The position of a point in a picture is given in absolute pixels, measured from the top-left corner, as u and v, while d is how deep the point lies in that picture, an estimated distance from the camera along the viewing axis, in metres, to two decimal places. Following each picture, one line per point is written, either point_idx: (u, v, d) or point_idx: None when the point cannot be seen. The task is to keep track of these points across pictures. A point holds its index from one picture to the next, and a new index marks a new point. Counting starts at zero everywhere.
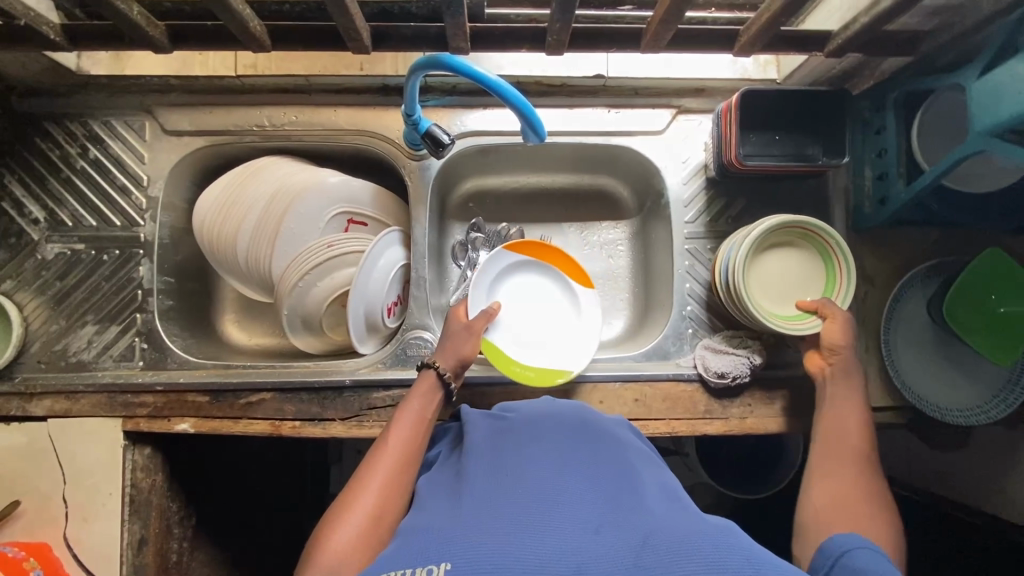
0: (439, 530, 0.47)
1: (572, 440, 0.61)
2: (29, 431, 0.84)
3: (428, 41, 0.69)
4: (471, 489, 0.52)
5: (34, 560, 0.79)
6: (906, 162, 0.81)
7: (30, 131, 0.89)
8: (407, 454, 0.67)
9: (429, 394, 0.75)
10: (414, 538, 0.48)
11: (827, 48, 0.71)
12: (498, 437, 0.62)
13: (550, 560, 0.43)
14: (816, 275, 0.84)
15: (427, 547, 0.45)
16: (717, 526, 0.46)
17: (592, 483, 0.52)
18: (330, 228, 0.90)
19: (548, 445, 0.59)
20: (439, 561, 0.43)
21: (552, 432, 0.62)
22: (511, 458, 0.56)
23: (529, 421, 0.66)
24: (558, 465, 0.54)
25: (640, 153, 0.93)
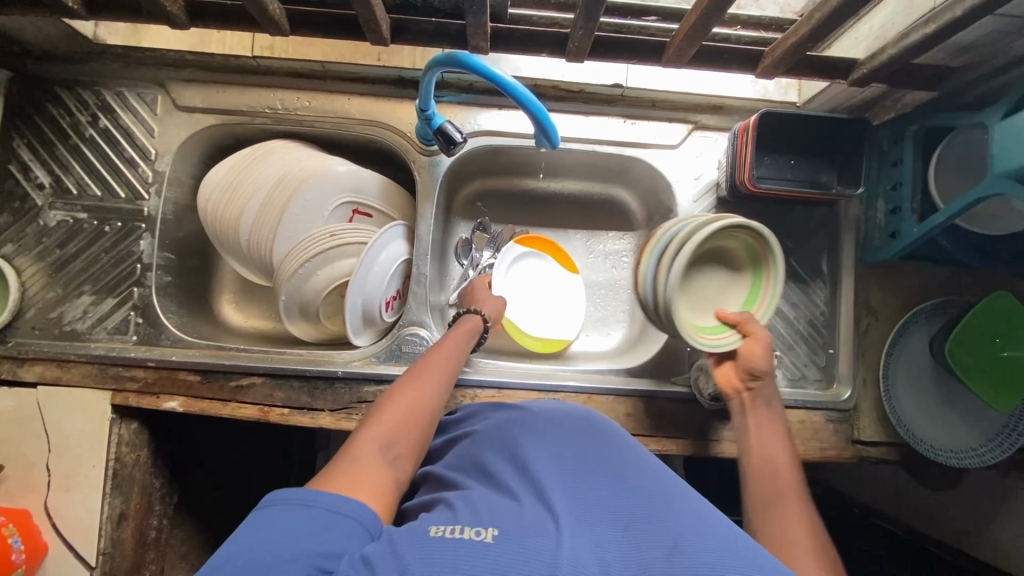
0: (483, 508, 0.48)
1: (604, 427, 0.61)
2: (18, 397, 0.83)
3: (447, 38, 0.68)
4: (517, 469, 0.53)
5: (13, 526, 0.79)
6: (920, 197, 0.80)
7: (42, 96, 0.89)
8: (449, 369, 0.71)
9: (469, 334, 0.78)
10: (456, 507, 0.49)
11: (851, 77, 0.70)
12: (547, 421, 0.63)
13: (585, 543, 0.43)
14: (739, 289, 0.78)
15: (470, 516, 0.47)
16: (756, 550, 0.44)
17: (635, 482, 0.52)
18: (334, 216, 0.89)
19: (582, 432, 0.60)
20: (486, 526, 0.45)
21: (600, 427, 0.62)
22: (557, 444, 0.57)
23: (560, 410, 0.65)
24: (607, 459, 0.55)
25: (653, 167, 0.92)
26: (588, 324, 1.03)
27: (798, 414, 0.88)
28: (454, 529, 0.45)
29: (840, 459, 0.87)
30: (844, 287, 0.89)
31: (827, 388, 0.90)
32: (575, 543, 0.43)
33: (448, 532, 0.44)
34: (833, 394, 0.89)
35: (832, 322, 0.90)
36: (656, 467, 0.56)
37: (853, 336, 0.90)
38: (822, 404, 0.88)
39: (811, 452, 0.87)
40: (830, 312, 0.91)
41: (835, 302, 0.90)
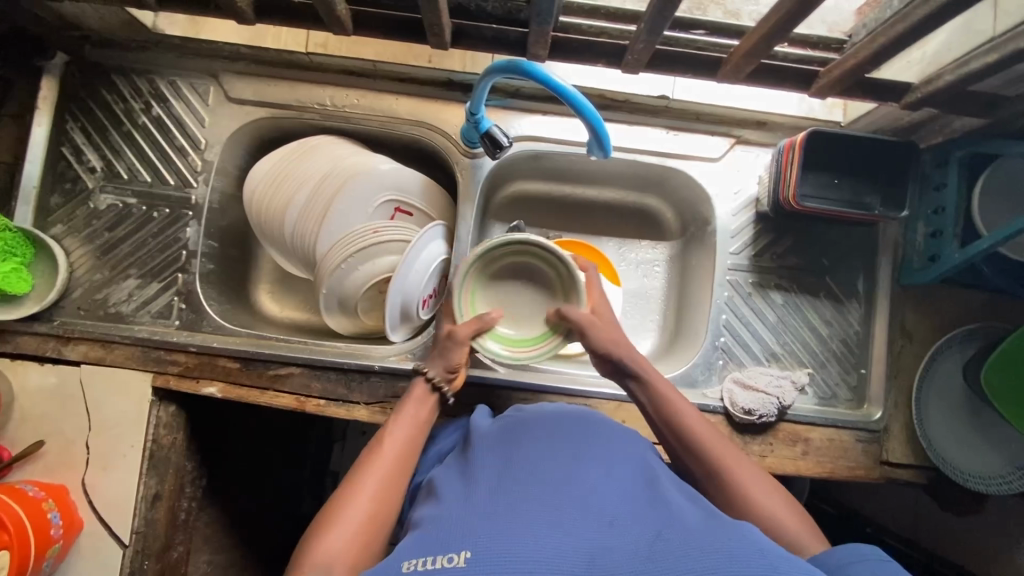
0: (453, 519, 0.48)
1: (582, 429, 0.61)
2: (61, 374, 0.85)
3: (505, 44, 0.69)
4: (483, 478, 0.53)
5: (52, 501, 0.80)
6: (963, 223, 0.80)
7: (97, 81, 0.91)
8: (403, 461, 0.65)
9: (422, 401, 0.72)
10: (429, 526, 0.49)
11: (904, 100, 0.70)
12: (507, 425, 0.63)
13: (568, 547, 0.43)
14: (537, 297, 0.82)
15: (442, 536, 0.46)
16: (737, 535, 0.45)
17: (608, 477, 0.53)
18: (377, 214, 0.90)
19: (557, 435, 0.59)
20: (458, 549, 0.44)
21: (565, 421, 0.63)
22: (520, 448, 0.57)
23: (552, 412, 0.66)
24: (579, 460, 0.54)
25: (693, 179, 0.93)
26: None
27: (828, 432, 0.88)
28: (429, 556, 0.44)
29: (867, 480, 0.87)
30: (879, 308, 0.91)
31: (858, 408, 0.90)
32: (556, 552, 0.43)
33: (424, 563, 0.44)
34: (864, 414, 0.89)
35: (865, 342, 0.91)
36: (628, 460, 0.57)
37: (886, 357, 0.90)
38: (853, 423, 0.88)
39: (838, 470, 0.87)
40: (864, 332, 0.91)
41: (869, 322, 0.91)
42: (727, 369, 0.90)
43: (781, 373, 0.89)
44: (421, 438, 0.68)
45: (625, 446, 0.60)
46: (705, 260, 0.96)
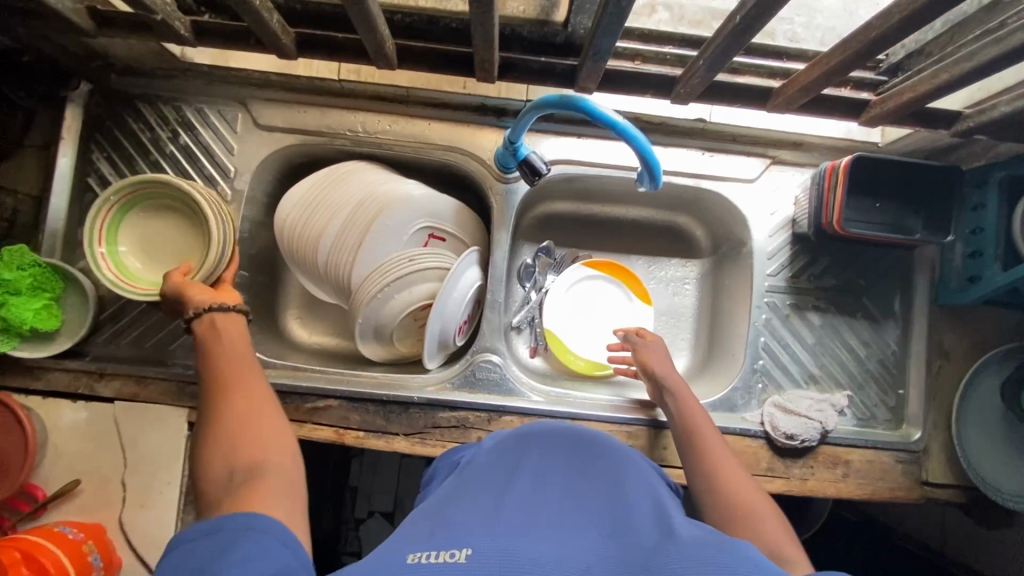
0: (457, 525, 0.47)
1: (589, 463, 0.61)
2: (93, 410, 0.84)
3: (553, 77, 0.68)
4: (484, 494, 0.53)
5: (92, 543, 0.78)
6: (1005, 245, 0.79)
7: (123, 110, 0.89)
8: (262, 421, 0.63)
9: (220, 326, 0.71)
10: (433, 528, 0.48)
11: (955, 128, 0.70)
12: (508, 451, 0.64)
13: (563, 560, 0.43)
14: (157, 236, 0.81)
15: (447, 536, 0.45)
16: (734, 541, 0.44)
17: (614, 505, 0.52)
18: (411, 241, 0.89)
19: (561, 468, 0.60)
20: (461, 546, 0.43)
21: (568, 449, 0.64)
22: (522, 474, 0.57)
23: (559, 439, 0.66)
24: (585, 493, 0.54)
25: (729, 201, 0.92)
26: None
27: (868, 453, 0.88)
28: (430, 551, 0.43)
29: (908, 501, 0.87)
30: (917, 328, 0.91)
31: (896, 429, 0.90)
32: (555, 562, 0.42)
33: (428, 555, 0.42)
34: (903, 435, 0.89)
35: (902, 363, 0.91)
36: (634, 486, 0.57)
37: (924, 378, 0.90)
38: (894, 444, 0.88)
39: (879, 492, 0.87)
40: (901, 352, 0.91)
41: (907, 343, 0.91)
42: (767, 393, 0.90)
43: (821, 396, 0.89)
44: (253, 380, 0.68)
45: (632, 478, 0.60)
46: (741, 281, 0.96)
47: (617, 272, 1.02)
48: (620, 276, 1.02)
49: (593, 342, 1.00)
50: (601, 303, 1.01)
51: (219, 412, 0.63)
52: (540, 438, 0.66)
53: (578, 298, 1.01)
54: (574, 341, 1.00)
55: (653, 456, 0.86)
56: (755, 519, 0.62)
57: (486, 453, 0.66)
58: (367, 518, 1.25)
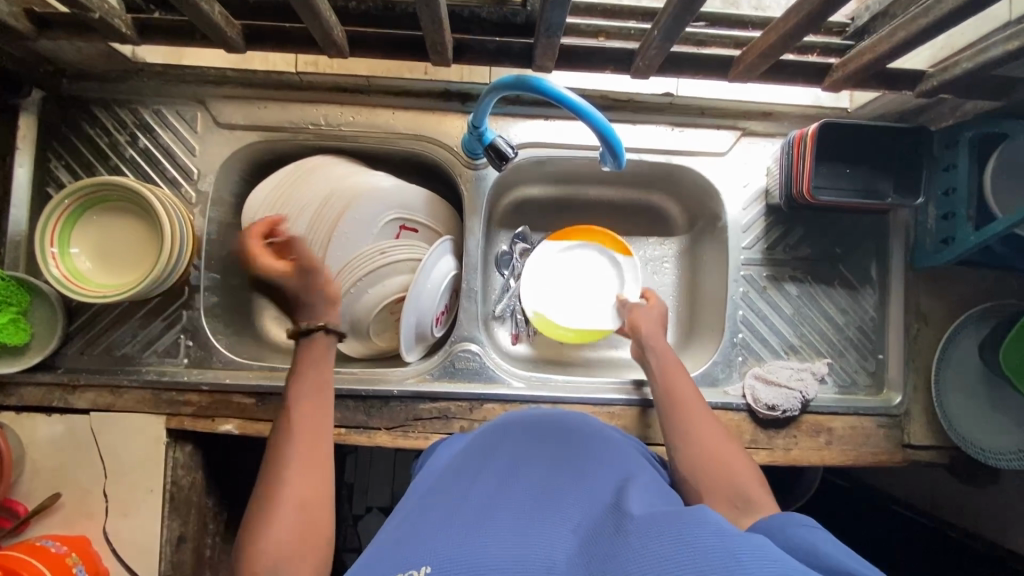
0: (419, 537, 0.47)
1: (562, 449, 0.61)
2: (70, 423, 0.83)
3: (510, 56, 0.67)
4: (453, 494, 0.53)
5: (76, 555, 0.78)
6: (976, 204, 0.79)
7: (78, 116, 0.87)
8: (318, 430, 0.69)
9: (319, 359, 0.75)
10: (398, 543, 0.47)
11: (918, 88, 0.69)
12: (479, 445, 0.64)
13: (524, 561, 0.42)
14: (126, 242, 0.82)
15: (407, 554, 0.44)
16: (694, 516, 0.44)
17: (584, 493, 0.52)
18: (383, 234, 0.87)
19: (536, 455, 0.59)
20: (420, 564, 0.42)
21: (540, 436, 0.63)
22: (493, 467, 0.57)
23: (534, 426, 0.66)
24: (557, 480, 0.54)
25: (701, 175, 0.91)
26: None
27: (850, 420, 0.88)
28: None
29: (891, 464, 0.88)
30: (893, 293, 0.91)
31: (877, 393, 0.91)
32: (515, 562, 0.42)
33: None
34: (884, 400, 0.89)
35: (880, 328, 0.91)
36: (603, 471, 0.57)
37: (904, 342, 0.90)
38: (876, 409, 0.88)
39: (863, 457, 0.87)
40: (878, 318, 0.92)
41: (884, 308, 0.91)
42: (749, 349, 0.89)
43: (801, 366, 0.89)
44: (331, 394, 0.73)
45: (605, 463, 0.59)
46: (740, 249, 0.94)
47: (615, 244, 0.98)
48: (617, 247, 0.99)
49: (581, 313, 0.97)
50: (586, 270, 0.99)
51: (289, 437, 0.67)
52: (513, 428, 0.66)
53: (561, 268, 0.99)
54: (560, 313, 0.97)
55: (637, 435, 0.86)
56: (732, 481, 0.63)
57: (462, 450, 0.66)
58: (364, 513, 1.25)
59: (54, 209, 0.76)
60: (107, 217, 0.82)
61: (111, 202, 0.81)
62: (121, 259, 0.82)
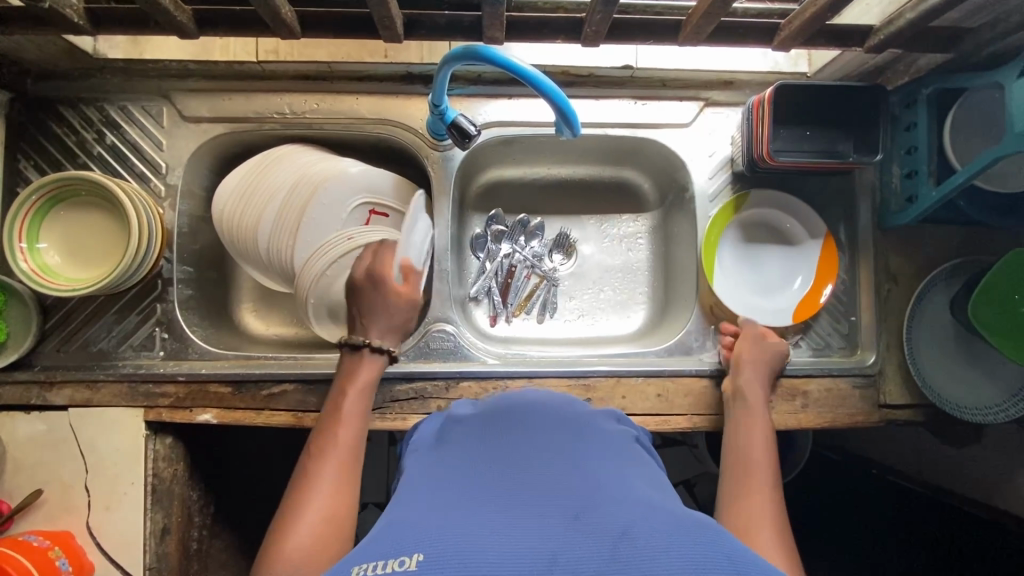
0: (412, 522, 0.45)
1: (555, 430, 0.59)
2: (49, 420, 0.83)
3: (462, 31, 0.69)
4: (445, 482, 0.52)
5: (59, 548, 0.78)
6: (936, 160, 0.80)
7: (44, 115, 0.87)
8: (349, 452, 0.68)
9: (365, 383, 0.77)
10: (388, 529, 0.46)
11: (867, 44, 0.71)
12: (472, 429, 0.62)
13: (524, 554, 0.41)
14: (94, 237, 0.83)
15: (397, 540, 0.43)
16: (700, 534, 0.43)
17: (579, 476, 0.51)
18: (352, 218, 0.88)
19: (529, 438, 0.58)
20: (410, 551, 0.41)
21: (534, 419, 0.62)
22: (488, 453, 0.55)
23: (529, 408, 0.65)
24: (551, 464, 0.52)
25: (667, 147, 0.92)
26: (609, 308, 1.03)
27: (824, 382, 0.89)
28: (380, 560, 0.41)
29: (868, 424, 0.88)
30: (864, 255, 0.91)
31: (851, 354, 0.91)
32: (515, 557, 0.41)
33: (373, 566, 0.41)
34: (858, 360, 0.90)
35: (853, 291, 0.92)
36: (596, 454, 0.56)
37: (875, 303, 0.90)
38: (850, 370, 0.89)
39: (839, 419, 0.88)
40: (849, 280, 0.92)
41: (855, 270, 0.91)
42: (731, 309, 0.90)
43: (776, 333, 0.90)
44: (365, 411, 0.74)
45: (598, 445, 0.58)
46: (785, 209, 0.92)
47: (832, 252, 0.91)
48: (820, 248, 0.92)
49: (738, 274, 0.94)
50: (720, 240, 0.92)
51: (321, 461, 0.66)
52: (506, 412, 0.64)
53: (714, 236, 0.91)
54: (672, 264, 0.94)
55: (613, 406, 0.86)
56: (766, 533, 0.61)
57: (451, 430, 0.65)
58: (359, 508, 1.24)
59: (19, 206, 0.77)
60: (74, 212, 0.82)
61: (78, 196, 0.82)
62: (89, 254, 0.83)
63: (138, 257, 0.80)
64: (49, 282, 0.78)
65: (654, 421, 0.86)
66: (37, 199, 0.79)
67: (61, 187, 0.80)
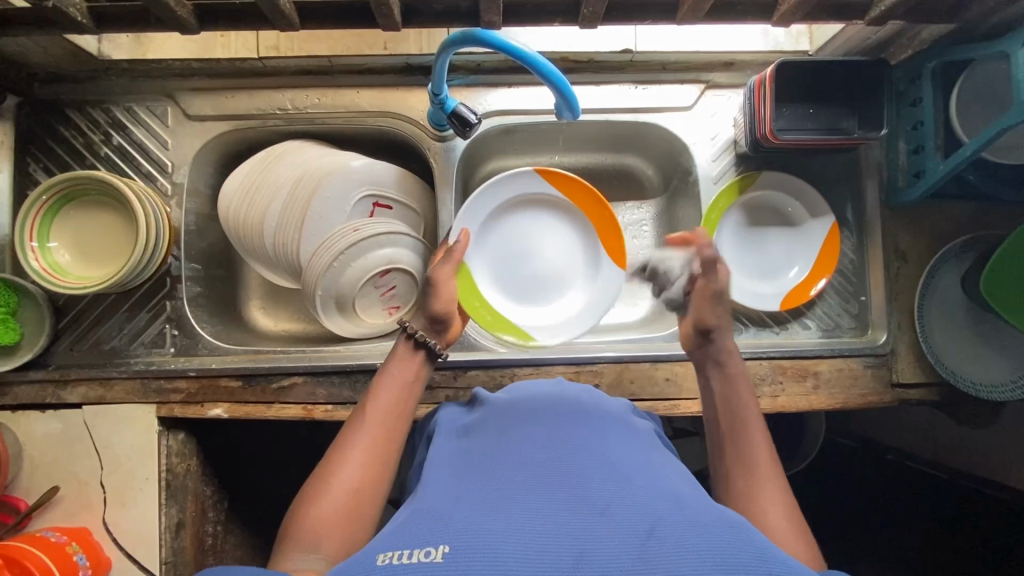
0: (436, 514, 0.46)
1: (574, 422, 0.59)
2: (64, 418, 0.84)
3: (459, 17, 0.70)
4: (470, 475, 0.52)
5: (76, 544, 0.79)
6: (943, 134, 0.79)
7: (52, 118, 0.88)
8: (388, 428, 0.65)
9: (406, 360, 0.72)
10: (413, 519, 0.47)
11: (868, 16, 0.71)
12: (495, 422, 0.63)
13: (550, 548, 0.41)
14: (104, 236, 0.84)
15: (423, 532, 0.43)
16: (727, 533, 0.43)
17: (601, 468, 0.50)
18: (356, 212, 0.89)
19: (551, 430, 0.58)
20: (437, 543, 0.41)
21: (558, 412, 0.62)
22: (509, 446, 0.55)
23: (551, 402, 0.65)
24: (574, 456, 0.52)
25: (670, 131, 0.91)
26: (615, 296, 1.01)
27: (836, 363, 0.87)
28: (405, 550, 0.41)
29: (881, 404, 0.87)
30: (871, 233, 0.90)
31: (862, 334, 0.90)
32: (539, 551, 0.41)
33: (400, 555, 0.41)
34: (869, 340, 0.89)
35: (862, 270, 0.91)
36: (621, 448, 0.56)
37: (884, 281, 0.89)
38: (860, 350, 0.88)
39: (852, 399, 0.86)
40: (858, 259, 0.92)
41: (863, 249, 0.91)
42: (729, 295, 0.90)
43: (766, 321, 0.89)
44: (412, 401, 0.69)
45: (619, 437, 0.58)
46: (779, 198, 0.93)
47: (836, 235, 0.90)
48: (825, 231, 0.91)
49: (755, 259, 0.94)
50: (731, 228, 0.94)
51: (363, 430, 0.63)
52: (529, 405, 0.64)
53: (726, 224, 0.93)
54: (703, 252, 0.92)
55: (622, 392, 0.86)
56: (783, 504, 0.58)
57: (474, 421, 0.65)
58: None
59: (28, 205, 0.78)
60: (83, 211, 0.83)
61: (86, 196, 0.83)
62: (99, 253, 0.84)
63: (146, 256, 0.81)
64: (60, 282, 0.79)
65: (664, 405, 0.86)
66: (46, 199, 0.80)
67: (69, 186, 0.81)
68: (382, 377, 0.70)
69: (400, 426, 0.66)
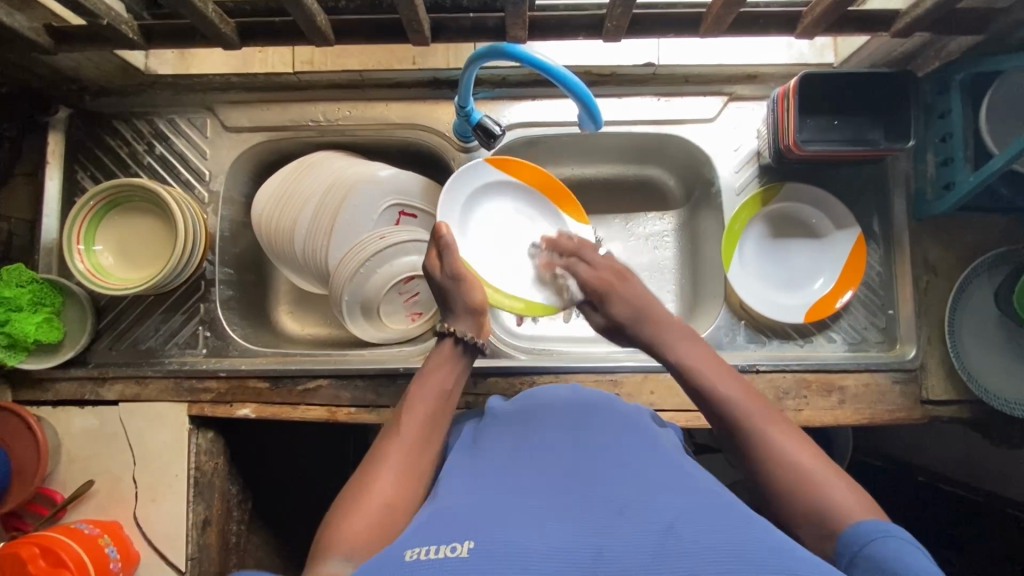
0: (459, 514, 0.46)
1: (594, 426, 0.60)
2: (101, 414, 0.87)
3: (486, 33, 0.72)
4: (488, 475, 0.53)
5: (108, 536, 0.82)
6: (973, 145, 0.78)
7: (100, 129, 0.93)
8: (423, 439, 0.64)
9: (448, 366, 0.72)
10: (434, 518, 0.47)
11: (893, 28, 0.72)
12: (509, 426, 0.64)
13: (573, 543, 0.41)
14: (144, 241, 0.88)
15: (446, 529, 0.44)
16: (748, 526, 0.43)
17: (621, 469, 0.51)
18: (382, 220, 0.91)
19: (570, 434, 0.58)
20: (462, 539, 0.42)
21: (576, 416, 0.63)
22: (530, 450, 0.56)
23: (570, 406, 0.66)
24: (592, 461, 0.53)
25: (692, 142, 0.92)
26: None
27: (862, 377, 0.86)
28: (431, 546, 0.41)
29: (910, 421, 0.85)
30: (899, 245, 0.88)
31: (890, 349, 0.88)
32: (563, 547, 0.41)
33: (426, 551, 0.41)
34: (897, 355, 0.87)
35: (890, 283, 0.89)
36: (640, 450, 0.56)
37: (912, 295, 0.88)
38: (887, 364, 0.86)
39: (879, 415, 0.84)
40: (885, 273, 0.90)
41: (891, 262, 0.89)
42: (751, 307, 0.89)
43: (823, 327, 0.90)
44: (447, 412, 0.68)
45: (640, 441, 0.58)
46: (800, 210, 0.93)
47: (862, 247, 0.89)
48: (850, 244, 0.90)
49: (777, 277, 0.93)
50: (755, 243, 0.93)
51: (401, 447, 0.62)
52: (547, 410, 0.65)
53: (749, 239, 0.93)
54: (736, 270, 0.91)
55: (642, 402, 0.86)
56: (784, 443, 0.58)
57: (490, 427, 0.66)
58: None
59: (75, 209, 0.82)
60: (125, 215, 0.88)
61: (130, 202, 0.88)
62: (138, 256, 0.88)
63: (182, 258, 0.84)
64: (100, 284, 0.82)
65: (686, 417, 0.85)
66: (90, 202, 0.84)
67: (113, 193, 0.85)
68: (418, 386, 0.69)
69: (434, 437, 0.65)
